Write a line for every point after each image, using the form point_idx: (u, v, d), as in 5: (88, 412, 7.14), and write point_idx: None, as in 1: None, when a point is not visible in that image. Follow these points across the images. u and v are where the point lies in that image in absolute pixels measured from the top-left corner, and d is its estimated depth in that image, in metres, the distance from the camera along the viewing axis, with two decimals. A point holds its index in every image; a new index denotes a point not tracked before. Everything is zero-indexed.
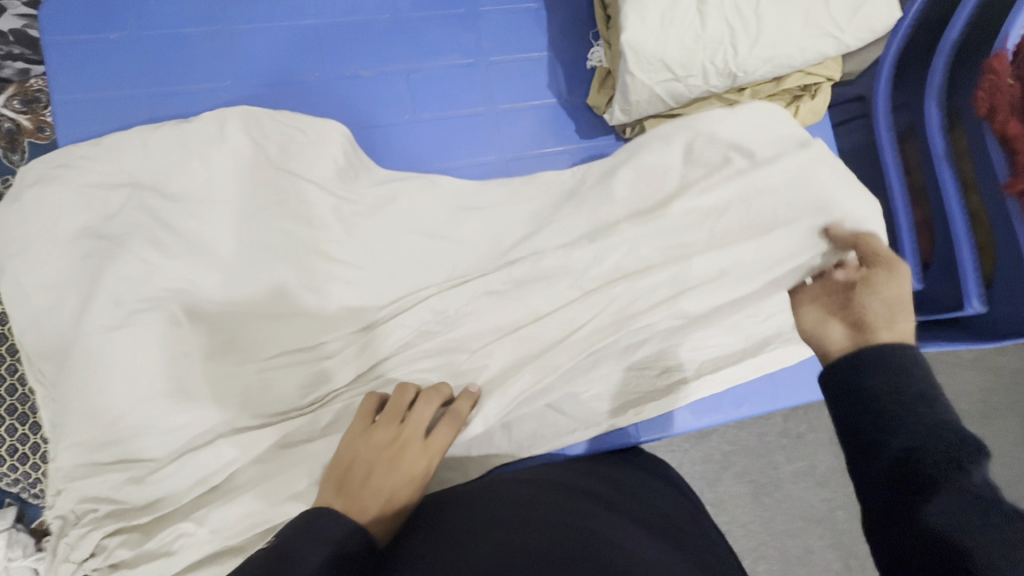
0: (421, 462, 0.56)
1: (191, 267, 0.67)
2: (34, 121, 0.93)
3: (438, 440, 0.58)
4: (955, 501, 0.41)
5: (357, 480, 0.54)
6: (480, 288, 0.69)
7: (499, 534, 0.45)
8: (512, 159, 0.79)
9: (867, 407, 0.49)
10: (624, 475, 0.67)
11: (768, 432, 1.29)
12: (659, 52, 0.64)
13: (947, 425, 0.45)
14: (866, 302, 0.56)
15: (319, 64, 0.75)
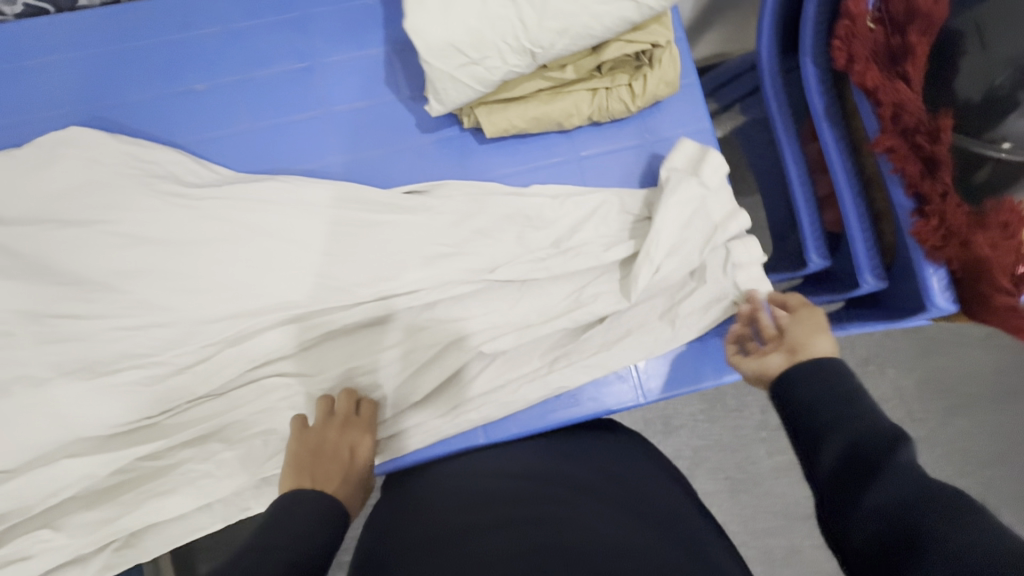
0: (365, 440, 0.67)
1: (24, 284, 0.66)
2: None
3: (369, 414, 0.68)
4: (890, 494, 0.38)
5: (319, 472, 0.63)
6: (325, 291, 0.70)
7: (472, 537, 0.51)
8: (354, 160, 0.77)
9: (796, 413, 0.48)
10: (577, 451, 0.68)
11: (743, 426, 1.20)
12: (446, 37, 0.61)
13: (873, 415, 0.43)
14: (795, 334, 0.57)
15: (154, 83, 0.76)
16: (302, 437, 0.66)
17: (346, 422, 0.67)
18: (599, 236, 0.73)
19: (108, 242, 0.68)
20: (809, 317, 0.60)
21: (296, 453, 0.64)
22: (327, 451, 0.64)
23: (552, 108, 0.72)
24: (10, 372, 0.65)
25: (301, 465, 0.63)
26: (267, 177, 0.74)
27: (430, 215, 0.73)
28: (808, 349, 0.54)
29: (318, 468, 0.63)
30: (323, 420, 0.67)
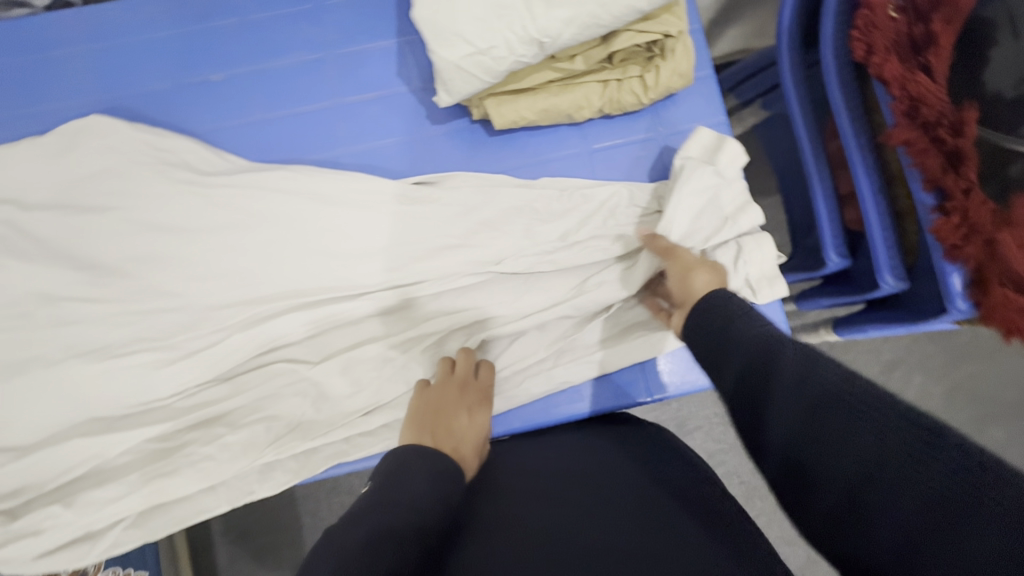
0: (484, 404, 0.65)
1: (42, 267, 0.68)
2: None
3: (487, 380, 0.68)
4: (784, 406, 0.42)
5: (441, 425, 0.60)
6: (334, 281, 0.71)
7: (515, 536, 0.49)
8: (363, 151, 0.77)
9: (706, 363, 0.51)
10: (575, 443, 0.68)
11: None
12: (454, 27, 0.61)
13: (762, 339, 0.47)
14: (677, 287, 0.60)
15: (171, 73, 0.78)
16: (424, 395, 0.64)
17: (466, 383, 0.66)
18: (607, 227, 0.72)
19: (123, 228, 0.70)
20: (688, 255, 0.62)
21: (419, 409, 0.63)
22: (449, 407, 0.63)
23: (561, 100, 0.71)
24: (29, 351, 0.67)
25: (425, 419, 0.61)
26: (278, 166, 0.74)
27: (439, 206, 0.72)
28: (686, 306, 0.58)
29: (441, 424, 0.60)
30: (444, 380, 0.66)
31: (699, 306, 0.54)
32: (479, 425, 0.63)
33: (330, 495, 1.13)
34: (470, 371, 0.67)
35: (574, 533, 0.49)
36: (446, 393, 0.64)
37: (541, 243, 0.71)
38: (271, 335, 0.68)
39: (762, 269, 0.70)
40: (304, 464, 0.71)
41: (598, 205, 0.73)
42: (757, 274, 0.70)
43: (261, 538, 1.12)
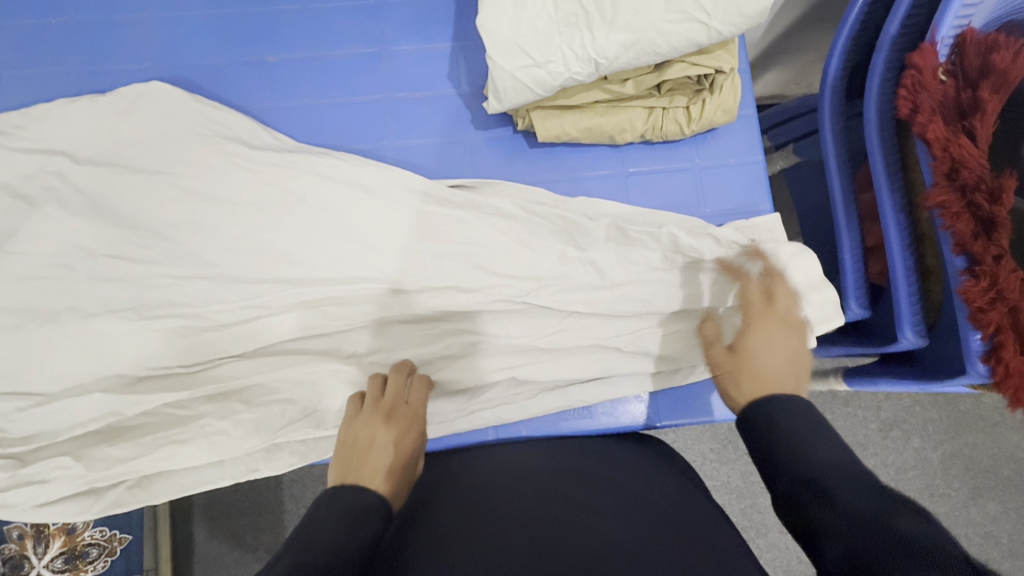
0: (412, 424, 0.64)
1: (90, 223, 0.70)
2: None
3: (417, 398, 0.67)
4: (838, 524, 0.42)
5: (360, 457, 0.59)
6: (363, 273, 0.72)
7: (508, 525, 0.53)
8: (406, 148, 0.79)
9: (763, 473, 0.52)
10: (576, 454, 0.69)
11: (754, 472, 1.17)
12: (514, 37, 0.63)
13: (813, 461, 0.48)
14: (777, 339, 0.64)
15: (231, 49, 0.80)
16: (353, 424, 0.63)
17: (395, 404, 0.65)
18: (637, 260, 0.72)
19: (169, 194, 0.71)
20: (772, 357, 0.62)
21: (343, 441, 0.61)
22: (368, 437, 0.61)
23: (606, 120, 0.73)
24: (63, 301, 0.68)
25: (348, 451, 0.60)
26: (324, 152, 0.76)
27: (474, 211, 0.74)
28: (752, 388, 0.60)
29: (374, 451, 0.59)
30: (374, 404, 0.65)
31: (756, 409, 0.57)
32: (410, 447, 0.62)
33: (318, 483, 1.13)
34: (399, 393, 0.67)
35: (568, 529, 0.52)
36: (374, 418, 0.63)
37: (569, 269, 0.72)
38: (296, 316, 0.70)
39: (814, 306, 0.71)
40: (312, 448, 0.71)
41: (636, 236, 0.73)
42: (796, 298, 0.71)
43: (245, 518, 1.12)
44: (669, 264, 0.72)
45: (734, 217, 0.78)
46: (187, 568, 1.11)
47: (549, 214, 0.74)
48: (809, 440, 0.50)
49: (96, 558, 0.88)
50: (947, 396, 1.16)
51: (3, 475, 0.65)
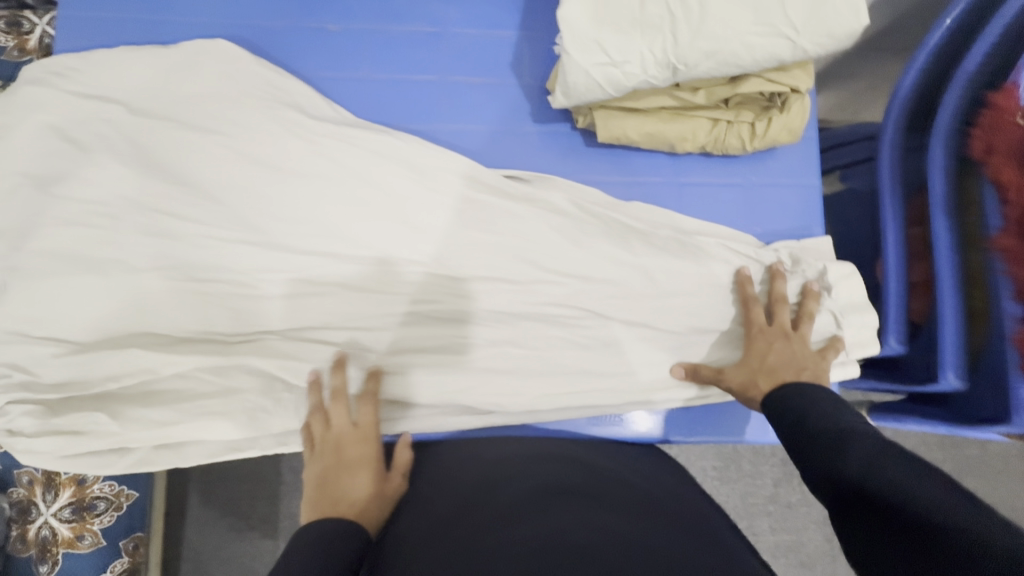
0: (365, 450, 0.66)
1: (141, 178, 0.69)
2: (19, 43, 0.92)
3: (365, 418, 0.68)
4: (862, 459, 0.48)
5: (327, 492, 0.62)
6: (409, 261, 0.72)
7: (510, 514, 0.56)
8: (459, 133, 0.77)
9: (795, 437, 0.57)
10: (608, 456, 0.72)
11: (753, 494, 1.17)
12: (594, 33, 0.61)
13: (834, 426, 0.54)
14: (782, 351, 0.66)
15: (291, 13, 0.77)
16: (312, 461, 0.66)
17: (343, 432, 0.67)
18: (686, 274, 0.72)
19: (225, 159, 0.71)
20: (781, 358, 0.66)
21: (311, 479, 0.64)
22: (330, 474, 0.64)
23: (670, 128, 0.72)
24: (109, 254, 0.68)
25: (316, 490, 0.63)
26: (381, 129, 0.75)
27: (527, 208, 0.73)
28: (762, 389, 0.65)
29: (338, 484, 0.63)
30: (324, 436, 0.67)
31: (781, 399, 0.61)
32: (372, 471, 0.65)
33: None
34: (347, 416, 0.68)
35: (596, 506, 0.58)
36: (328, 454, 0.66)
37: (617, 277, 0.72)
38: (344, 298, 0.71)
39: (857, 336, 0.71)
40: None
41: (688, 250, 0.73)
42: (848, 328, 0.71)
43: (242, 486, 1.12)
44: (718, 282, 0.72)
45: (785, 238, 0.77)
46: (179, 528, 1.10)
47: (602, 218, 0.74)
48: (828, 412, 0.56)
49: (104, 511, 0.86)
50: (960, 442, 1.15)
51: (33, 421, 0.66)
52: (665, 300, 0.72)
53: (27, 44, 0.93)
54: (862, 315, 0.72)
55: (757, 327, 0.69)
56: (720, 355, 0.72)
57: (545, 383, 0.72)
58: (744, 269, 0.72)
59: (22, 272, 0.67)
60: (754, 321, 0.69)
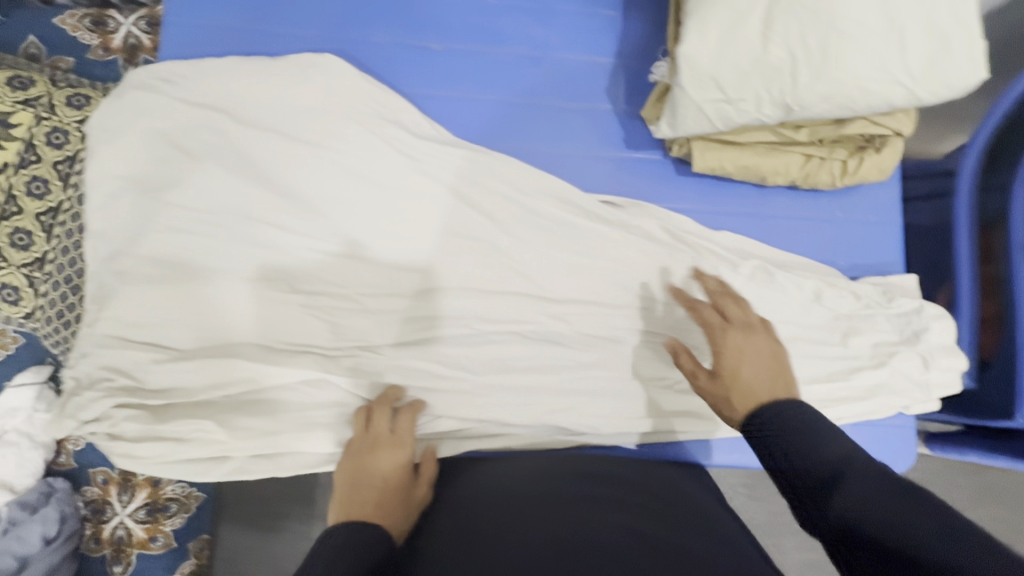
0: (398, 455, 0.66)
1: (247, 188, 0.70)
2: (104, 42, 0.93)
3: (402, 425, 0.67)
4: (889, 510, 0.44)
5: (351, 492, 0.61)
6: (504, 278, 0.73)
7: (543, 528, 0.56)
8: (553, 155, 0.79)
9: (806, 472, 0.49)
10: (620, 463, 0.70)
11: (785, 514, 1.19)
12: (713, 69, 0.62)
13: (847, 461, 0.48)
14: (734, 354, 0.60)
15: (395, 31, 0.79)
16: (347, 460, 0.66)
17: (378, 437, 0.66)
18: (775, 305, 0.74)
19: (326, 170, 0.72)
20: (751, 376, 0.58)
21: (340, 479, 0.64)
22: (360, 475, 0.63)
23: (765, 161, 0.74)
24: (216, 264, 0.68)
25: (344, 489, 0.62)
26: (479, 149, 0.76)
27: (622, 233, 0.75)
28: (736, 412, 0.57)
29: (361, 485, 0.62)
30: (360, 438, 0.67)
31: (773, 421, 0.53)
32: (400, 476, 0.64)
33: None
34: (384, 422, 0.67)
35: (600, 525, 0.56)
36: (360, 454, 0.65)
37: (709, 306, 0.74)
38: (441, 313, 0.71)
39: (942, 376, 0.74)
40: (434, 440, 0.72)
41: (780, 283, 0.74)
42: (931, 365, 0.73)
43: None
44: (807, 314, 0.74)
45: (869, 273, 0.80)
46: None
47: (695, 246, 0.75)
48: (830, 438, 0.50)
49: (175, 513, 0.86)
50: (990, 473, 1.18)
51: (136, 426, 0.66)
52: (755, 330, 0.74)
53: (111, 44, 0.93)
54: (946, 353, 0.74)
55: (715, 326, 0.64)
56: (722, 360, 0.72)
57: (634, 405, 0.74)
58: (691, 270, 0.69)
59: (128, 277, 0.68)
60: (711, 318, 0.64)
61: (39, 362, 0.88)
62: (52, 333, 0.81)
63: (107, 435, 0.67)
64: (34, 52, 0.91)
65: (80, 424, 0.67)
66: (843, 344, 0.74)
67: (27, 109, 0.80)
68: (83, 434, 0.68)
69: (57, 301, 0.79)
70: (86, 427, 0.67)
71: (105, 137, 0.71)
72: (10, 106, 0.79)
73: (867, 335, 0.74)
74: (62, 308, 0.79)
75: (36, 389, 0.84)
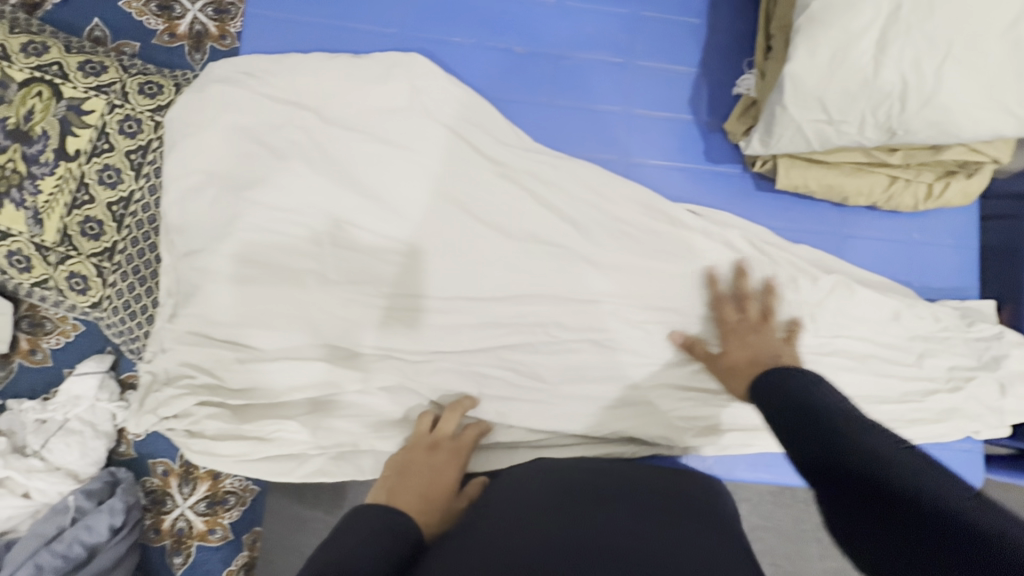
0: (454, 461, 0.66)
1: (334, 188, 0.69)
2: (170, 27, 0.91)
3: (466, 438, 0.68)
4: (872, 448, 0.45)
5: (396, 481, 0.63)
6: (586, 289, 0.72)
7: (566, 512, 0.56)
8: (633, 164, 0.78)
9: (821, 419, 0.49)
10: (647, 464, 0.69)
11: None
12: (819, 91, 0.62)
13: (847, 410, 0.50)
14: (753, 345, 0.66)
15: (479, 33, 0.78)
16: (401, 451, 0.67)
17: (439, 441, 0.67)
18: (853, 326, 0.74)
19: (408, 172, 0.71)
20: (751, 346, 0.66)
21: (389, 467, 0.65)
22: (411, 470, 0.64)
23: (853, 182, 0.73)
24: (305, 264, 0.68)
25: (391, 478, 0.63)
26: (562, 156, 0.75)
27: (705, 246, 0.74)
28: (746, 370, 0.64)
29: (411, 479, 0.63)
30: (420, 436, 0.67)
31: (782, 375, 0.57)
32: (447, 481, 0.64)
33: None
34: (448, 428, 0.68)
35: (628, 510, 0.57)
36: (417, 450, 0.66)
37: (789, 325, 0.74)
38: (522, 321, 0.71)
39: (1018, 403, 0.74)
40: (509, 448, 0.72)
41: (860, 305, 0.74)
42: (1007, 392, 0.73)
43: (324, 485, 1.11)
44: (884, 336, 0.75)
45: (945, 296, 0.80)
46: None
47: (777, 264, 0.74)
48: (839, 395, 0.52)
49: (233, 506, 0.86)
50: None
51: (218, 425, 0.66)
52: (832, 350, 0.74)
53: (176, 28, 0.91)
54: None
55: (730, 324, 0.69)
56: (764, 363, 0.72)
57: (712, 428, 0.72)
58: (769, 279, 0.72)
59: (213, 273, 0.67)
60: (732, 320, 0.70)
61: (98, 351, 0.88)
62: (118, 323, 0.80)
63: (186, 432, 0.66)
64: (98, 36, 0.90)
65: (159, 419, 0.66)
66: (920, 368, 0.74)
67: (101, 96, 0.79)
68: (160, 429, 0.67)
69: (126, 293, 0.78)
70: (164, 422, 0.66)
71: (187, 130, 0.70)
72: (82, 92, 0.79)
73: (944, 359, 0.74)
74: (132, 298, 0.78)
75: (97, 378, 0.84)
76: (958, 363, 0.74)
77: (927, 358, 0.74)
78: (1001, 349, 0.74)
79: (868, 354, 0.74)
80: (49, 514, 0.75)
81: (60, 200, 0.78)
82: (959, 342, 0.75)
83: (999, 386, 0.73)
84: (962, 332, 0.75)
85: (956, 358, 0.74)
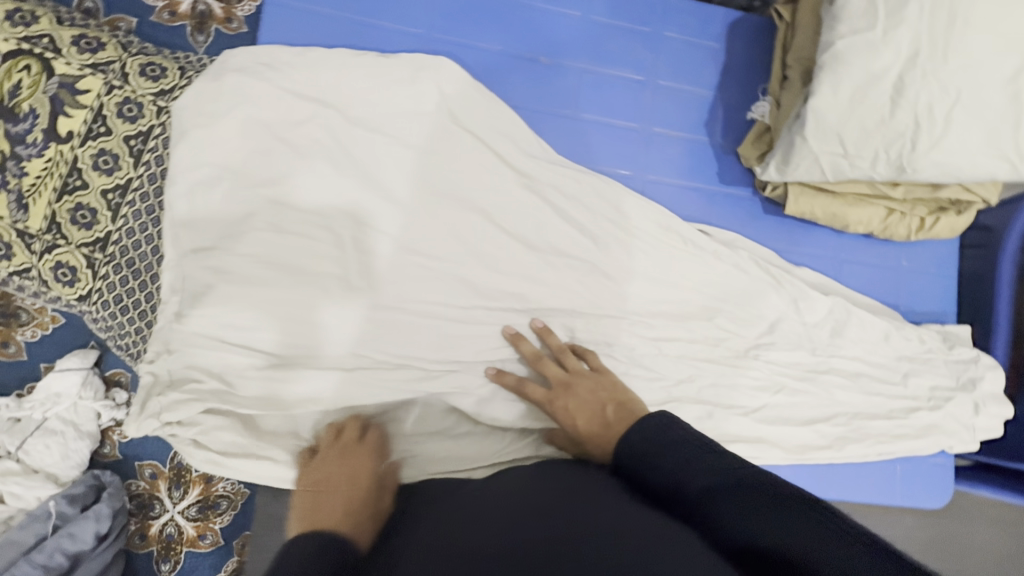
0: (367, 463, 0.61)
1: (360, 190, 0.68)
2: (172, 5, 0.86)
3: (374, 438, 0.64)
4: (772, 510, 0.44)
5: (311, 503, 0.56)
6: (603, 301, 0.73)
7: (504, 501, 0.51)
8: (650, 181, 0.80)
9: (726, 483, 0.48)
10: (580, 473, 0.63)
11: None
12: (838, 125, 0.66)
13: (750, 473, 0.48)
14: (578, 399, 0.64)
15: (507, 40, 0.78)
16: (307, 474, 0.61)
17: (346, 447, 0.62)
18: (849, 345, 0.78)
19: (433, 177, 0.70)
20: (589, 408, 0.64)
21: (299, 491, 0.59)
22: (325, 485, 0.58)
23: (854, 212, 0.77)
24: (325, 266, 0.66)
25: (304, 504, 0.56)
26: (584, 170, 0.76)
27: (716, 265, 0.77)
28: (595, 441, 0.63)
29: (327, 496, 0.56)
30: (325, 449, 0.62)
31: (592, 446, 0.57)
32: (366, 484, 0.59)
33: None
34: (353, 436, 0.63)
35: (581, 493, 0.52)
36: (326, 465, 0.60)
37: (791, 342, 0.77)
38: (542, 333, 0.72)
39: (988, 421, 0.80)
40: None
41: (855, 325, 0.79)
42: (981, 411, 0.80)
43: None
44: (876, 355, 0.79)
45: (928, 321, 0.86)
46: None
47: (782, 284, 0.78)
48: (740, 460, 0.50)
49: (224, 510, 0.83)
50: None
51: (229, 434, 0.64)
52: (830, 368, 0.78)
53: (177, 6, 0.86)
54: (998, 398, 0.81)
55: (560, 377, 0.66)
56: (769, 381, 0.76)
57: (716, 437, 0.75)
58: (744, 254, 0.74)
59: (226, 271, 0.64)
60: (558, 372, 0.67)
61: (81, 346, 0.82)
62: (108, 318, 0.75)
63: (191, 437, 0.64)
64: (90, 7, 0.83)
65: (161, 424, 0.63)
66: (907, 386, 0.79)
67: (98, 75, 0.74)
68: (160, 433, 0.64)
69: (118, 286, 0.74)
70: (168, 427, 0.63)
71: (200, 119, 0.67)
72: (77, 69, 0.73)
73: (928, 379, 0.80)
74: (124, 292, 0.74)
75: (81, 374, 0.79)
76: (941, 384, 0.80)
77: (913, 377, 0.79)
78: (977, 371, 0.80)
79: (862, 373, 0.78)
80: (26, 521, 0.69)
81: (49, 183, 0.74)
82: (940, 363, 0.81)
83: (975, 405, 0.79)
84: (943, 354, 0.81)
85: (938, 378, 0.80)
